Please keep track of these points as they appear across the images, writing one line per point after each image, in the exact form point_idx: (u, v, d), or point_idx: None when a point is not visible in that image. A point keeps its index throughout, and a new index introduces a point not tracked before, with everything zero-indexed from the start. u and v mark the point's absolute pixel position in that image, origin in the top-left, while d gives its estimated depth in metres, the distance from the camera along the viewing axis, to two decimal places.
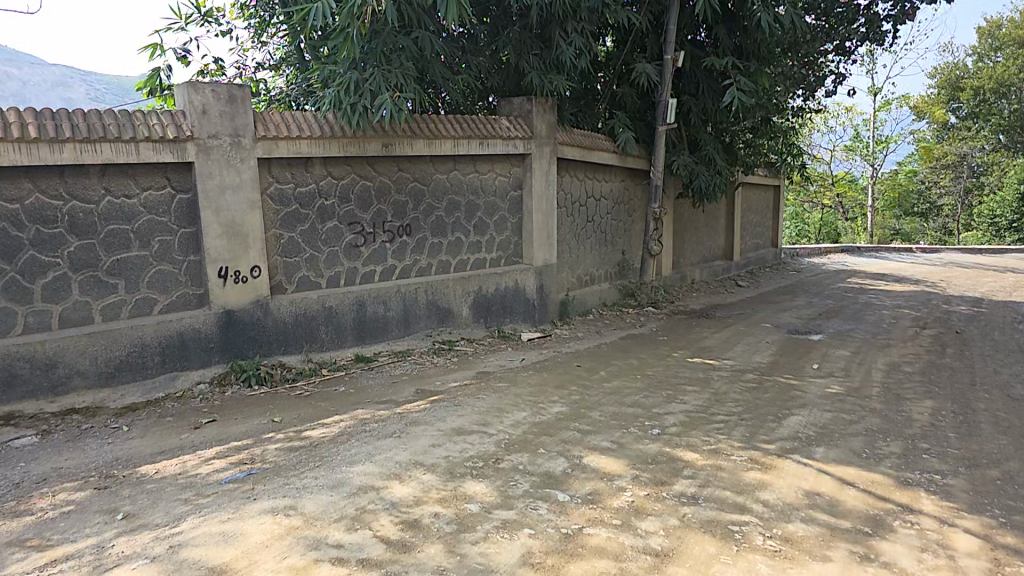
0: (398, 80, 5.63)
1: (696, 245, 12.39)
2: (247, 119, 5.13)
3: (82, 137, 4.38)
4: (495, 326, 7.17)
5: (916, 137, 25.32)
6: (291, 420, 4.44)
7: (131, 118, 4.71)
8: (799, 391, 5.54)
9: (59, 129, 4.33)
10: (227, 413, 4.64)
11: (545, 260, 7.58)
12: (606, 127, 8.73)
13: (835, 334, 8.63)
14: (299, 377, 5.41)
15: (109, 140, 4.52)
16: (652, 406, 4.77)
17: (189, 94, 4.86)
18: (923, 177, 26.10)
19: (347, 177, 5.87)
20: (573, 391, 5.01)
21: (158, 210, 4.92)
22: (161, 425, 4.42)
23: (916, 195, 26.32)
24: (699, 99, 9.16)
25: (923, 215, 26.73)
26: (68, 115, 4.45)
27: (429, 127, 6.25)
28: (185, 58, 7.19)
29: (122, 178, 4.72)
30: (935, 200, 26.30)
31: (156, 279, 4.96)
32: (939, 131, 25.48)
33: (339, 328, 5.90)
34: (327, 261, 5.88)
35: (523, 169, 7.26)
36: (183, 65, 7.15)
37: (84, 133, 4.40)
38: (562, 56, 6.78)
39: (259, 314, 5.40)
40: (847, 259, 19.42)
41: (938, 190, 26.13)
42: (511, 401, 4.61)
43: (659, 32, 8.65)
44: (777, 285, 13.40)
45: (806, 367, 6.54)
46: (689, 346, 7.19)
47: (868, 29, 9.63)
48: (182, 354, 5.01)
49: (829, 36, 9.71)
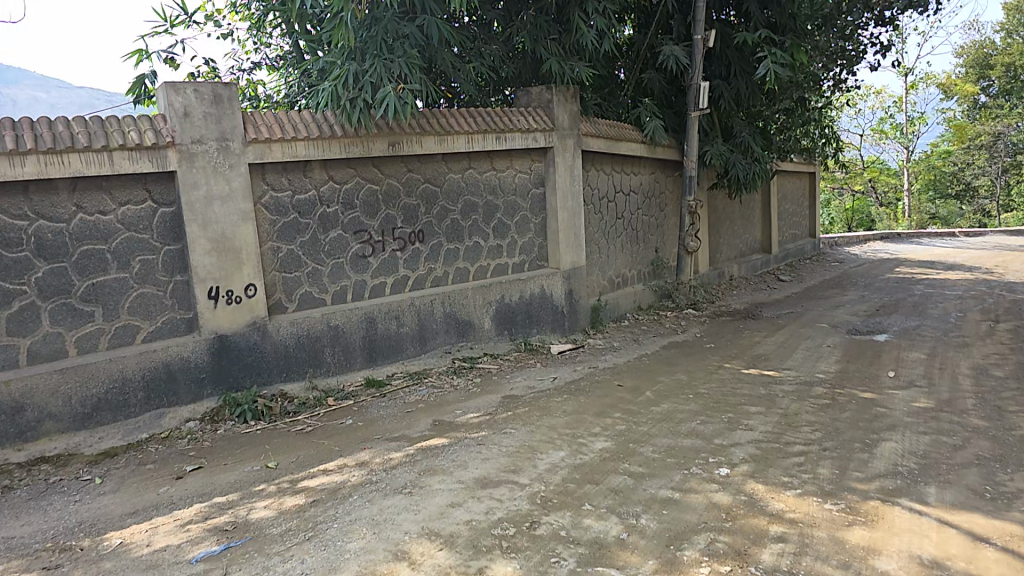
0: (403, 71, 4.95)
1: (733, 238, 11.53)
2: (235, 121, 4.51)
3: (46, 148, 3.78)
4: (520, 339, 6.44)
5: (947, 116, 24.56)
6: (289, 466, 3.77)
7: (103, 124, 4.11)
8: (882, 411, 4.74)
9: (20, 140, 3.74)
10: (216, 457, 3.97)
11: (573, 262, 6.84)
12: (632, 117, 7.93)
13: (902, 333, 7.74)
14: (301, 409, 4.76)
15: (77, 151, 3.90)
16: (714, 437, 4.04)
17: (168, 96, 4.24)
18: (958, 159, 24.06)
19: (352, 182, 5.22)
20: (617, 419, 4.27)
21: (138, 226, 4.29)
22: (138, 476, 3.76)
23: (951, 176, 24.57)
24: (731, 82, 8.36)
25: (958, 198, 24.91)
26: (32, 126, 3.86)
27: (437, 121, 5.53)
28: (173, 62, 6.62)
29: (95, 192, 4.11)
30: (969, 181, 24.27)
31: (137, 303, 4.33)
32: (971, 110, 24.27)
33: (347, 349, 5.23)
34: (332, 275, 5.22)
35: (544, 164, 6.54)
36: (171, 69, 6.57)
37: (48, 143, 3.79)
38: (583, 40, 6.05)
39: (256, 338, 4.75)
40: (886, 247, 18.26)
41: (972, 171, 23.89)
42: (545, 435, 3.90)
43: (685, 12, 7.88)
44: (822, 278, 12.49)
45: (879, 377, 5.71)
46: (743, 355, 6.40)
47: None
48: (169, 389, 4.37)
49: (868, 6, 8.83)
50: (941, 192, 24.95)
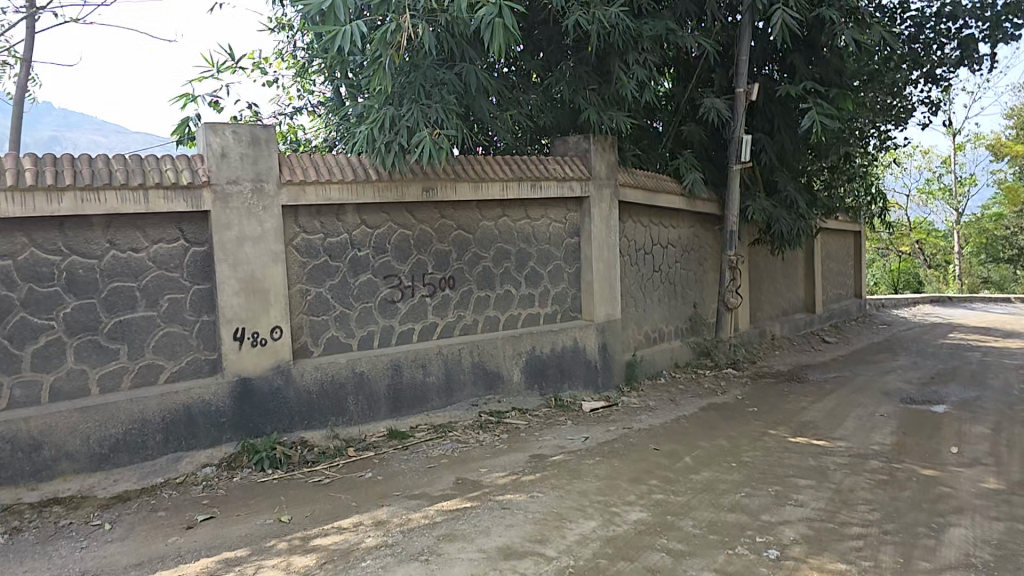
0: (439, 117, 4.92)
1: (776, 296, 11.16)
2: (271, 162, 4.51)
3: (83, 184, 3.79)
4: (552, 394, 6.19)
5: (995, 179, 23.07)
6: (302, 520, 3.57)
7: (142, 162, 4.13)
8: (945, 491, 4.34)
9: (58, 176, 3.76)
10: (229, 507, 3.79)
11: (608, 315, 6.61)
12: (671, 168, 7.78)
13: (961, 404, 7.24)
14: (321, 459, 4.57)
15: (113, 188, 3.91)
16: (760, 512, 3.71)
17: (208, 136, 4.27)
18: (1010, 223, 21.70)
19: (384, 226, 5.15)
20: (654, 487, 3.98)
21: (168, 264, 4.25)
22: (148, 523, 3.60)
23: (1003, 241, 22.27)
24: (775, 137, 8.22)
25: (1010, 262, 22.31)
26: (72, 163, 3.90)
27: (474, 167, 5.49)
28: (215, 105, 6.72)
29: (129, 230, 4.10)
30: (1021, 247, 21.53)
31: (162, 343, 4.25)
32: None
33: (371, 398, 5.06)
34: (360, 320, 5.11)
35: (580, 213, 6.42)
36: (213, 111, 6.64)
37: (85, 179, 3.81)
38: (623, 91, 5.96)
39: (279, 383, 4.62)
40: (936, 311, 17.52)
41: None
42: (574, 501, 3.62)
43: (727, 65, 7.85)
44: (869, 341, 11.95)
45: (940, 453, 5.27)
46: (789, 420, 6.02)
47: (962, 54, 8.48)
48: (188, 432, 4.25)
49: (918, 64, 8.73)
50: (992, 255, 22.88)
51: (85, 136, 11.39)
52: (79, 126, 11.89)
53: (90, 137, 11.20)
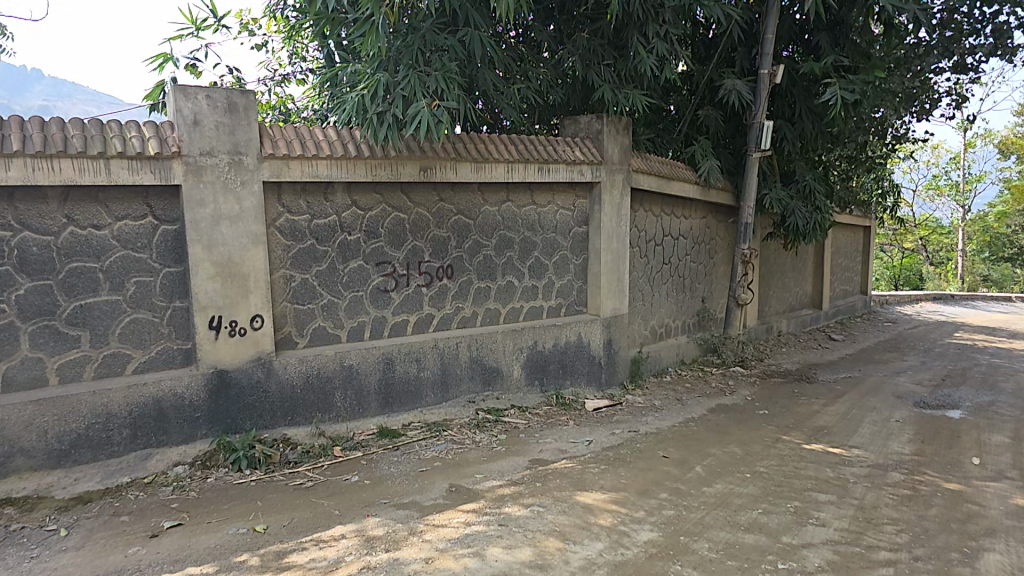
0: (439, 86, 4.51)
1: (784, 292, 10.83)
2: (250, 133, 4.11)
3: (33, 151, 3.39)
4: (554, 391, 5.87)
5: (1007, 177, 22.34)
6: (279, 531, 3.24)
7: (103, 129, 3.73)
8: (973, 509, 4.06)
9: (4, 140, 3.34)
10: (199, 513, 3.46)
11: (616, 310, 6.27)
12: (684, 156, 7.41)
13: (976, 409, 6.96)
14: (304, 459, 4.26)
15: (70, 156, 3.51)
16: (781, 533, 3.43)
17: (176, 100, 3.86)
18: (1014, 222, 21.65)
19: (376, 208, 4.78)
20: (664, 501, 3.68)
21: (135, 244, 3.88)
22: (111, 530, 3.26)
23: (1005, 239, 22.30)
24: (796, 124, 7.84)
25: (1011, 261, 22.48)
26: (21, 126, 3.49)
27: (476, 147, 5.10)
28: (194, 68, 6.31)
29: (90, 204, 3.72)
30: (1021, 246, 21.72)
31: (130, 330, 3.91)
32: None
33: (360, 393, 4.73)
34: (349, 309, 4.76)
35: (590, 201, 6.05)
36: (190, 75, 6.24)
37: (36, 146, 3.41)
38: (641, 66, 5.58)
39: (260, 376, 4.29)
40: (939, 308, 17.28)
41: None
42: (581, 519, 3.31)
43: (751, 43, 7.39)
44: (876, 339, 11.66)
45: (961, 464, 4.98)
46: (800, 425, 5.72)
47: (995, 43, 8.05)
48: (159, 428, 3.92)
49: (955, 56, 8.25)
50: (995, 252, 22.87)
51: (77, 105, 11.13)
52: (70, 94, 11.72)
53: (80, 105, 10.97)
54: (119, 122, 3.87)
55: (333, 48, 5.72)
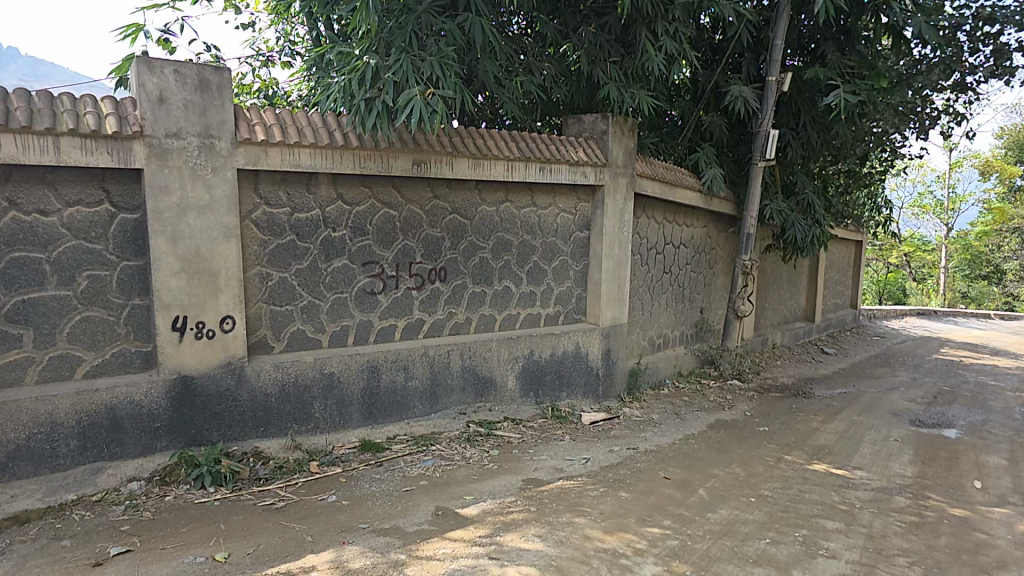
0: (434, 72, 4.19)
1: (779, 303, 10.65)
2: (223, 114, 3.77)
3: None
4: (548, 403, 5.59)
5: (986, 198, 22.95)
6: (242, 559, 2.91)
7: (54, 102, 3.36)
8: (983, 539, 3.83)
9: None
10: (154, 538, 3.11)
11: (613, 319, 6.00)
12: (687, 163, 7.17)
13: (973, 428, 6.79)
14: (276, 475, 3.92)
15: (12, 132, 3.14)
16: (791, 566, 3.17)
17: (140, 74, 3.50)
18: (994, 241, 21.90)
19: (365, 204, 4.47)
20: (665, 529, 3.40)
21: (89, 234, 3.53)
22: (47, 558, 2.89)
23: (984, 257, 22.57)
24: (800, 134, 7.64)
25: (989, 279, 22.79)
26: None
27: (477, 143, 4.82)
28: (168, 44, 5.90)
29: (37, 188, 3.36)
30: (999, 264, 22.10)
31: (81, 330, 3.56)
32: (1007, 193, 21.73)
33: (341, 402, 4.40)
34: (331, 313, 4.44)
35: (592, 205, 5.80)
36: (162, 50, 5.84)
37: None
38: (648, 64, 5.36)
39: (230, 383, 3.95)
40: (924, 324, 17.32)
41: (1004, 253, 21.82)
42: (576, 550, 3.03)
43: (758, 50, 7.21)
44: (869, 353, 11.54)
45: (966, 489, 4.76)
46: (802, 444, 5.48)
47: (995, 64, 7.88)
48: (111, 438, 3.57)
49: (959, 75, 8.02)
50: (975, 270, 23.12)
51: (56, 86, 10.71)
52: (53, 78, 11.34)
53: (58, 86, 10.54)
54: (73, 96, 3.49)
55: (322, 27, 5.42)
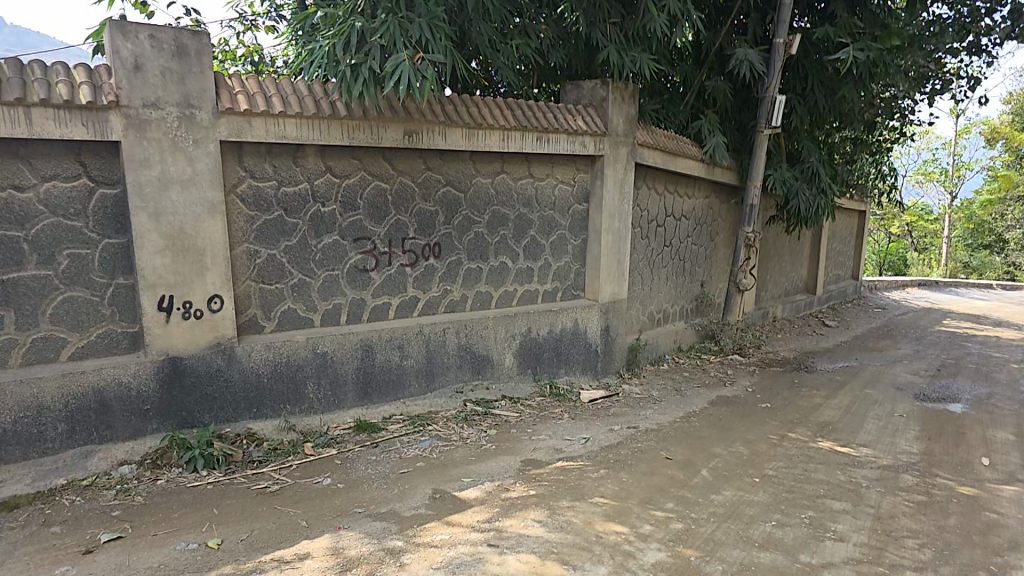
0: (424, 36, 3.97)
1: (781, 275, 10.52)
2: (204, 82, 3.59)
3: None
4: (547, 380, 5.50)
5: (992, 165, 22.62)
6: (234, 546, 2.82)
7: (23, 71, 3.17)
8: (994, 518, 3.75)
9: None
10: (146, 524, 3.02)
11: (613, 294, 5.87)
12: (689, 131, 6.97)
13: (978, 402, 6.71)
14: (270, 457, 3.81)
15: None
16: (799, 549, 3.09)
17: (114, 40, 3.31)
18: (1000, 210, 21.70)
19: (355, 176, 4.30)
20: (668, 512, 3.31)
21: (67, 210, 3.38)
22: (35, 545, 2.81)
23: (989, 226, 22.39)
24: (806, 100, 7.42)
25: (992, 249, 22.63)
26: None
27: (472, 112, 4.63)
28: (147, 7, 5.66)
29: (10, 162, 3.20)
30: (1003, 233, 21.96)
31: (63, 310, 3.43)
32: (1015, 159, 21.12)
33: (335, 382, 4.31)
34: (323, 291, 4.31)
35: (591, 175, 5.62)
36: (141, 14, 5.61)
37: None
38: (650, 25, 5.07)
39: (220, 364, 3.84)
40: (925, 295, 17.22)
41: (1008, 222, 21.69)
42: (578, 536, 2.94)
43: (766, 11, 6.94)
44: (871, 326, 11.44)
45: (974, 465, 4.68)
46: (805, 420, 5.40)
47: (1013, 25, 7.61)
48: (99, 422, 3.48)
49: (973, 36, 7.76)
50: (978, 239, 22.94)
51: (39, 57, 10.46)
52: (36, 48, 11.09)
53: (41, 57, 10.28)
54: (45, 65, 3.31)
55: None
